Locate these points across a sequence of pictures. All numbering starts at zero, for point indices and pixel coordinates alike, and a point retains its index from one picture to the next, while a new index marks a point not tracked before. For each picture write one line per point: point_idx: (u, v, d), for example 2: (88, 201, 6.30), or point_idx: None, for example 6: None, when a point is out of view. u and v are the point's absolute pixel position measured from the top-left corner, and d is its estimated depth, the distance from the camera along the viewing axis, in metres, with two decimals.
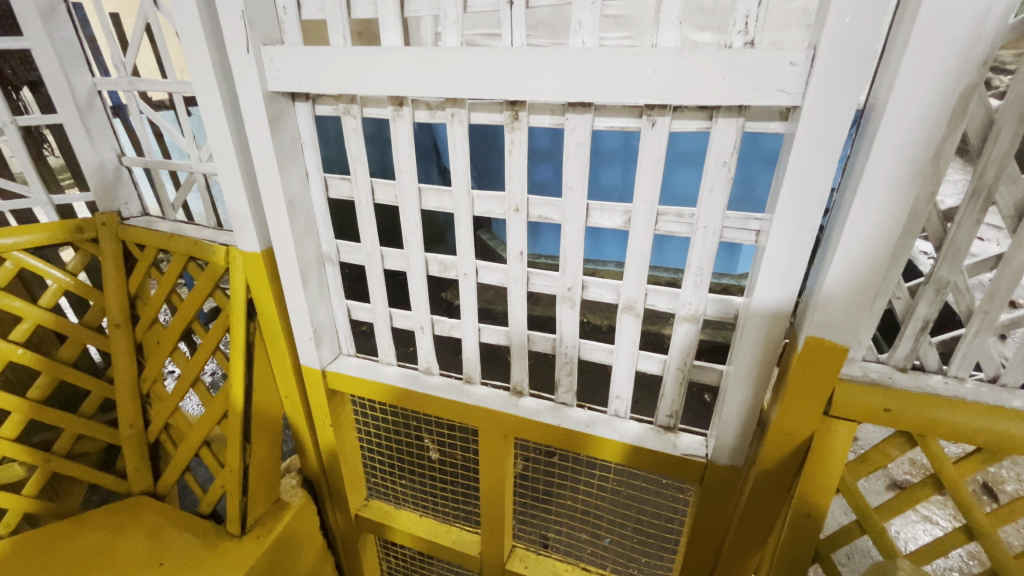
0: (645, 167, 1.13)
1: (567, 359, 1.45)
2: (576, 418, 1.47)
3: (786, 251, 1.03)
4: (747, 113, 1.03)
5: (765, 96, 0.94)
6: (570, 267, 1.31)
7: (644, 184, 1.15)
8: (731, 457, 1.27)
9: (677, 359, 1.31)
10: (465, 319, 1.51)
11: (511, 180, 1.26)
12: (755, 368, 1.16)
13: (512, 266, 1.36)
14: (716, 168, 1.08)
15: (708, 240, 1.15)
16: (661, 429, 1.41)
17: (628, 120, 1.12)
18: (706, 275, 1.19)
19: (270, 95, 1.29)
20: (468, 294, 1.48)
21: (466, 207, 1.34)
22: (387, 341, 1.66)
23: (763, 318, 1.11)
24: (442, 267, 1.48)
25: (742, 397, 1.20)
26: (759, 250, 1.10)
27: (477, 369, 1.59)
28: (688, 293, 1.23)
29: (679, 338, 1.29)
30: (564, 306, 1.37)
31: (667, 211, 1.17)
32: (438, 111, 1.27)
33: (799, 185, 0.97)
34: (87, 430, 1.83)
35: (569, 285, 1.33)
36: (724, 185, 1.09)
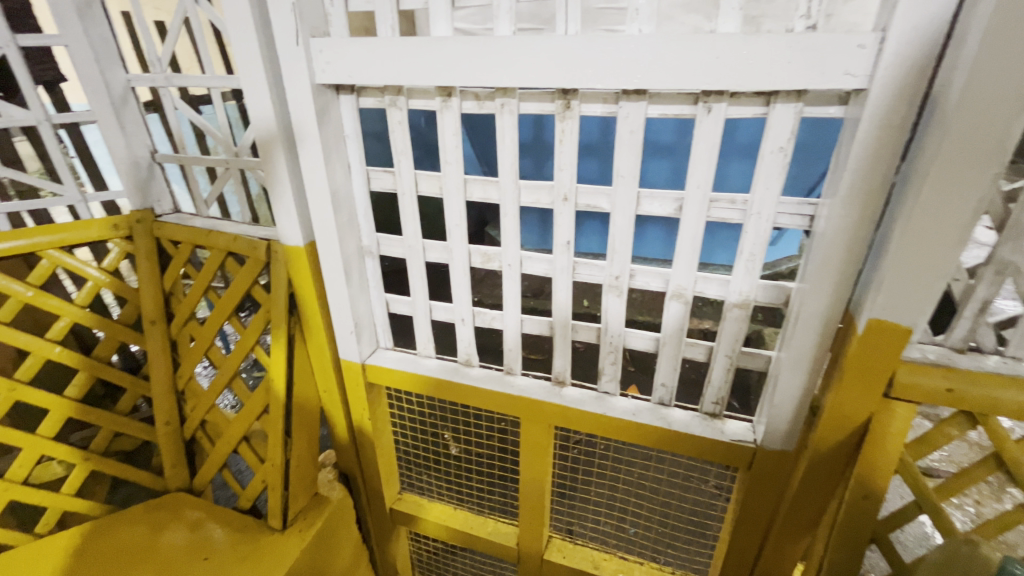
0: (700, 153, 1.13)
1: (612, 348, 1.45)
2: (622, 406, 1.48)
3: (844, 235, 1.03)
4: (804, 99, 1.03)
5: (831, 79, 0.95)
6: (618, 256, 1.32)
7: (698, 171, 1.15)
8: (782, 442, 1.29)
9: (727, 348, 1.33)
10: (508, 310, 1.52)
11: (561, 169, 1.26)
12: (810, 353, 1.17)
13: (559, 256, 1.37)
14: (772, 153, 1.09)
15: (762, 226, 1.16)
16: (707, 416, 1.43)
17: (682, 107, 1.13)
18: (758, 261, 1.20)
19: (317, 87, 1.29)
20: (512, 285, 1.48)
21: (513, 198, 1.34)
22: (427, 333, 1.67)
23: (817, 302, 1.11)
24: (485, 259, 1.48)
25: (795, 383, 1.21)
26: (814, 235, 1.11)
27: (518, 360, 1.60)
28: (737, 281, 1.23)
29: (729, 327, 1.29)
30: (610, 295, 1.38)
31: (719, 197, 1.18)
32: (487, 101, 1.27)
33: (863, 167, 0.97)
34: (124, 427, 1.83)
35: (616, 274, 1.34)
36: (780, 170, 1.10)
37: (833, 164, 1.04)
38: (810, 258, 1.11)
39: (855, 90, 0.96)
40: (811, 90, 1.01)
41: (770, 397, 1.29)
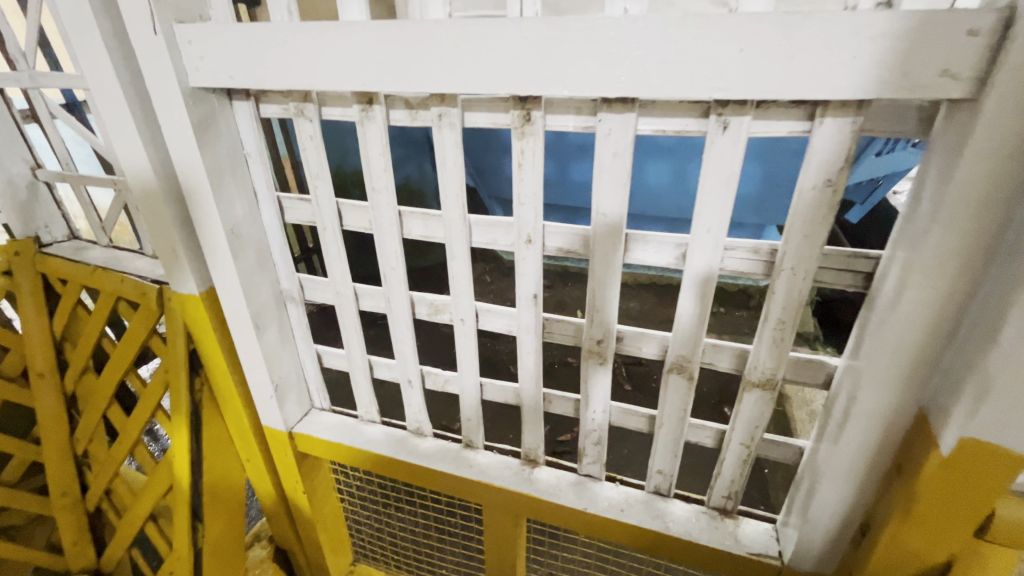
0: (710, 187, 0.81)
1: (594, 426, 1.14)
2: (607, 498, 1.16)
3: (919, 314, 0.70)
4: (866, 113, 0.70)
5: (918, 85, 0.61)
6: (600, 315, 1.00)
7: (707, 210, 0.83)
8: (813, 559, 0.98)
9: (742, 437, 1.01)
10: (463, 372, 1.21)
11: (521, 204, 0.93)
12: (863, 462, 0.84)
13: (522, 313, 1.05)
14: (814, 190, 0.76)
15: (796, 286, 0.84)
16: (715, 514, 1.12)
17: (685, 122, 0.80)
18: (789, 332, 0.88)
19: (194, 93, 0.96)
20: (465, 344, 1.16)
21: (460, 237, 1.02)
22: (368, 394, 1.35)
23: (875, 399, 0.79)
24: (431, 312, 1.16)
25: (840, 494, 0.89)
26: (872, 302, 0.78)
27: (479, 432, 1.28)
28: (755, 356, 0.92)
29: (746, 411, 0.98)
30: (590, 363, 1.06)
31: (735, 244, 0.86)
32: (421, 111, 0.94)
33: (957, 221, 0.64)
34: (10, 503, 1.49)
35: (598, 337, 1.02)
36: (824, 212, 0.77)
37: (907, 207, 0.71)
38: (867, 336, 0.78)
39: (951, 102, 0.63)
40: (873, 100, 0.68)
41: (803, 504, 0.97)
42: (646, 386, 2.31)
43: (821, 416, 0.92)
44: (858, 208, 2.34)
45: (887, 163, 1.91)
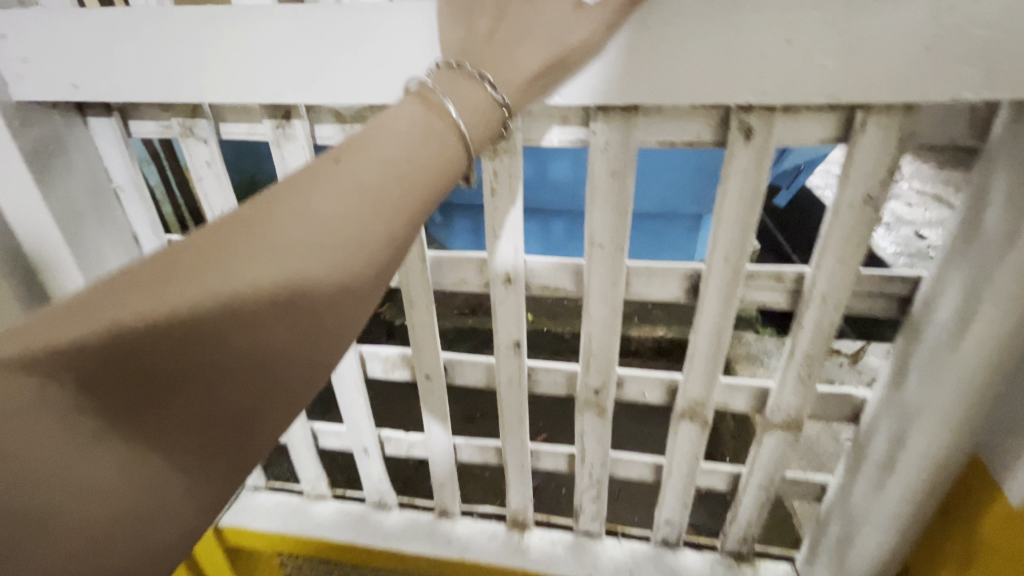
0: (729, 208, 0.67)
1: (592, 481, 0.98)
2: (612, 561, 1.02)
3: (981, 345, 0.60)
4: (914, 118, 0.59)
5: (1003, 82, 0.49)
6: (597, 361, 0.84)
7: (725, 234, 0.69)
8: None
9: (761, 481, 0.90)
10: (432, 434, 1.00)
11: (497, 237, 0.75)
12: (906, 512, 0.74)
13: (503, 364, 0.87)
14: (852, 207, 0.64)
15: (827, 316, 0.72)
16: (731, 561, 1.01)
17: (696, 135, 0.65)
18: (818, 366, 0.76)
19: (21, 109, 0.67)
20: (432, 403, 0.96)
21: (420, 281, 0.81)
22: (315, 468, 1.11)
23: (922, 442, 0.68)
24: (387, 369, 0.95)
25: (877, 545, 0.79)
26: (915, 333, 0.67)
27: (455, 498, 1.09)
28: (778, 395, 0.80)
29: (766, 454, 0.86)
30: (587, 415, 0.90)
31: (758, 271, 0.73)
32: (358, 124, 0.71)
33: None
34: None
35: (596, 385, 0.86)
36: (862, 231, 0.66)
37: (960, 223, 0.61)
38: (912, 370, 0.68)
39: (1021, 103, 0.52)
40: (925, 103, 0.56)
41: (832, 552, 0.87)
42: None
43: (849, 454, 0.82)
44: None
45: None
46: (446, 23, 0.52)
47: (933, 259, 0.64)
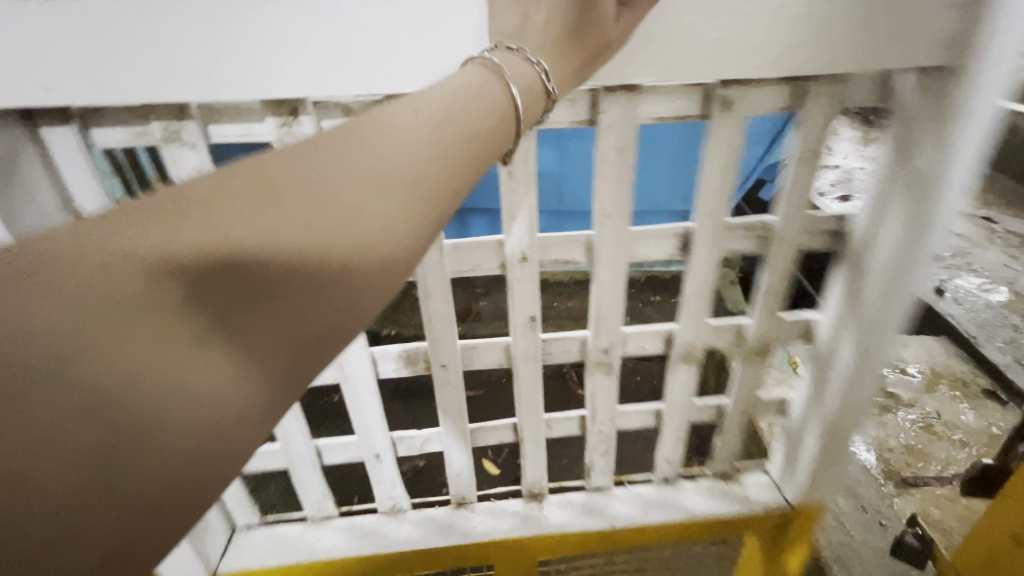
0: (711, 171, 0.79)
1: (603, 437, 1.07)
2: (625, 505, 1.13)
3: (902, 242, 0.80)
4: (846, 88, 0.74)
5: (909, 53, 0.65)
6: (605, 324, 0.92)
7: (708, 194, 0.81)
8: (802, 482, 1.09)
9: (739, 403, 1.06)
10: (448, 427, 1.01)
11: (516, 219, 0.79)
12: (850, 397, 0.95)
13: (518, 342, 0.92)
14: (804, 160, 0.79)
15: (786, 253, 0.88)
16: (722, 481, 1.16)
17: (681, 111, 0.76)
18: (782, 295, 0.92)
19: None
20: (448, 395, 0.97)
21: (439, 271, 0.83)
22: (319, 488, 1.06)
23: (864, 322, 0.88)
24: (401, 366, 0.94)
25: (845, 420, 0.97)
26: (858, 251, 0.86)
27: (468, 487, 1.10)
28: (754, 326, 0.95)
29: (746, 376, 1.02)
30: (596, 375, 0.98)
31: (736, 225, 0.85)
32: None
33: (931, 164, 0.74)
34: None
35: (606, 347, 0.95)
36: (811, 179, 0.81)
37: (888, 157, 0.78)
38: (862, 276, 0.86)
39: (921, 71, 0.70)
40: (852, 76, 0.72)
41: (808, 445, 1.05)
42: None
43: (812, 358, 1.01)
44: None
45: None
46: (491, 12, 0.55)
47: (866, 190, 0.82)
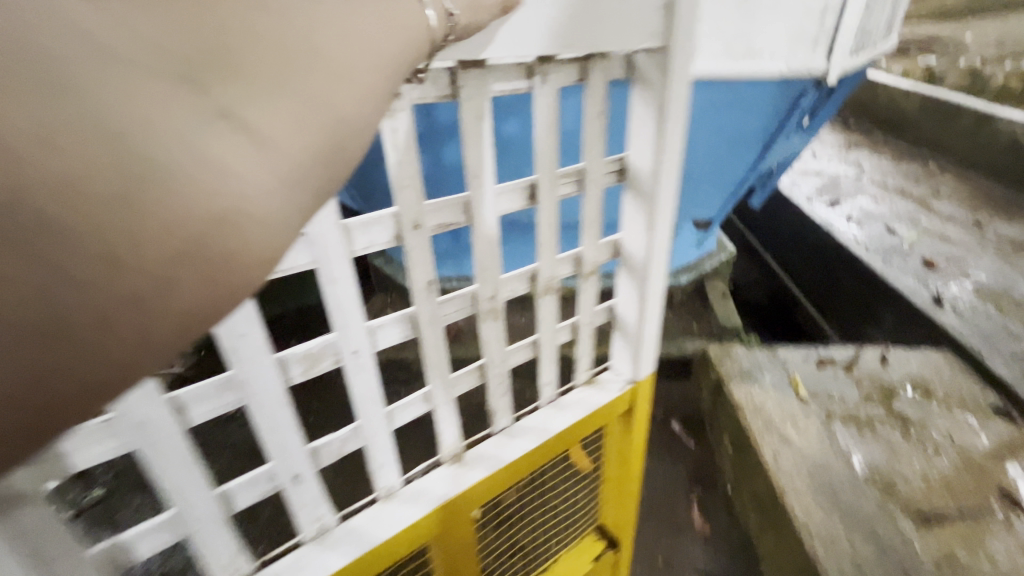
0: (541, 134, 0.99)
1: (498, 375, 1.21)
2: (522, 438, 1.32)
3: (665, 167, 1.12)
4: (610, 63, 1.02)
5: (639, 38, 0.95)
6: (488, 274, 1.05)
7: (544, 149, 1.01)
8: (631, 371, 1.46)
9: (591, 312, 1.33)
10: (369, 414, 1.01)
11: (403, 188, 0.85)
12: (633, 305, 1.33)
13: (420, 306, 0.99)
14: (595, 119, 1.04)
15: (597, 190, 1.13)
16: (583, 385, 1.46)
17: (513, 83, 0.94)
18: (597, 227, 1.18)
19: None
20: (365, 377, 0.97)
21: (338, 253, 0.82)
22: (230, 544, 0.93)
23: (659, 233, 1.21)
24: (309, 371, 0.90)
25: (649, 313, 1.34)
26: (641, 181, 1.15)
27: (393, 464, 1.13)
28: (589, 249, 1.21)
29: (586, 295, 1.29)
30: (487, 321, 1.11)
31: (569, 171, 1.08)
32: None
33: (653, 115, 1.06)
34: None
35: (491, 292, 1.08)
36: (601, 132, 1.06)
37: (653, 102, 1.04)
38: (649, 194, 1.15)
39: (647, 49, 1.01)
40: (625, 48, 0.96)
41: (620, 335, 1.43)
42: None
43: (633, 269, 1.29)
44: (758, 194, 2.68)
45: (785, 150, 2.20)
46: None
47: (643, 129, 1.10)
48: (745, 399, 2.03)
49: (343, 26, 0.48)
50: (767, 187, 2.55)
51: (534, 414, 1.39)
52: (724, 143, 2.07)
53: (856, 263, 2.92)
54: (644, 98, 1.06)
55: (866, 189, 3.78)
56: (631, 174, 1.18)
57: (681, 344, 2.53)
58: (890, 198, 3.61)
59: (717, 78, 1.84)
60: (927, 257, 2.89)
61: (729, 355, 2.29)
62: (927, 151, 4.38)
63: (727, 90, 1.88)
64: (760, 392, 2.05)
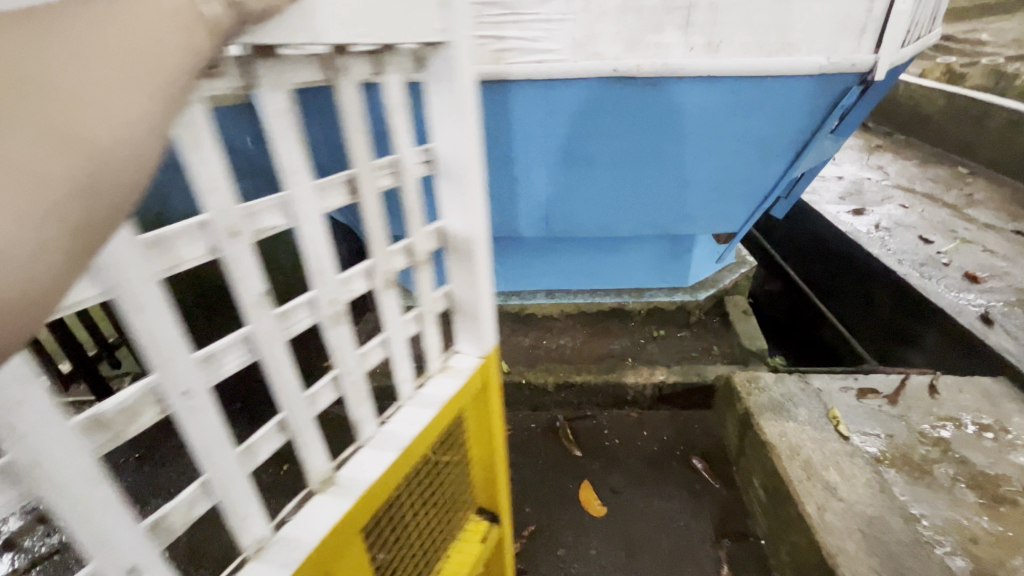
0: (353, 131, 0.80)
1: (359, 389, 0.96)
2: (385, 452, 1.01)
3: (475, 166, 1.02)
4: (404, 51, 0.88)
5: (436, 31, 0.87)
6: (321, 273, 0.81)
7: (358, 138, 0.81)
8: (481, 352, 1.24)
9: (431, 311, 1.11)
10: (220, 462, 0.73)
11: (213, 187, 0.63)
12: (470, 286, 1.15)
13: (258, 325, 0.73)
14: (398, 112, 0.89)
15: (414, 181, 0.95)
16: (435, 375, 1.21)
17: (313, 78, 0.73)
18: (416, 211, 0.98)
19: None
20: (205, 424, 0.70)
21: (146, 273, 0.59)
22: None
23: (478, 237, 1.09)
24: (117, 438, 0.61)
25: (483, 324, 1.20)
26: (453, 174, 1.02)
27: (260, 510, 0.83)
28: (417, 241, 1.00)
29: (423, 285, 1.06)
30: (338, 328, 0.87)
31: (383, 162, 0.89)
32: None
33: (464, 114, 0.97)
34: None
35: (334, 296, 0.84)
36: (405, 116, 0.91)
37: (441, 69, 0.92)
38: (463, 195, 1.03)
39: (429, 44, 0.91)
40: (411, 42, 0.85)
41: (464, 338, 1.24)
42: (598, 446, 2.21)
43: (463, 273, 1.13)
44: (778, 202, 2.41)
45: (815, 156, 1.92)
46: None
47: (449, 127, 0.98)
48: (779, 438, 1.79)
49: (103, 22, 0.40)
50: (791, 194, 2.28)
51: (397, 412, 1.10)
52: (753, 149, 1.85)
53: (889, 278, 2.67)
54: (437, 89, 0.95)
55: (894, 196, 3.53)
56: (440, 170, 1.03)
57: (701, 370, 2.30)
58: (920, 206, 3.36)
59: (746, 74, 1.62)
60: (969, 270, 2.64)
61: (757, 386, 2.05)
62: (958, 155, 4.11)
63: (758, 90, 1.66)
64: (795, 430, 1.81)
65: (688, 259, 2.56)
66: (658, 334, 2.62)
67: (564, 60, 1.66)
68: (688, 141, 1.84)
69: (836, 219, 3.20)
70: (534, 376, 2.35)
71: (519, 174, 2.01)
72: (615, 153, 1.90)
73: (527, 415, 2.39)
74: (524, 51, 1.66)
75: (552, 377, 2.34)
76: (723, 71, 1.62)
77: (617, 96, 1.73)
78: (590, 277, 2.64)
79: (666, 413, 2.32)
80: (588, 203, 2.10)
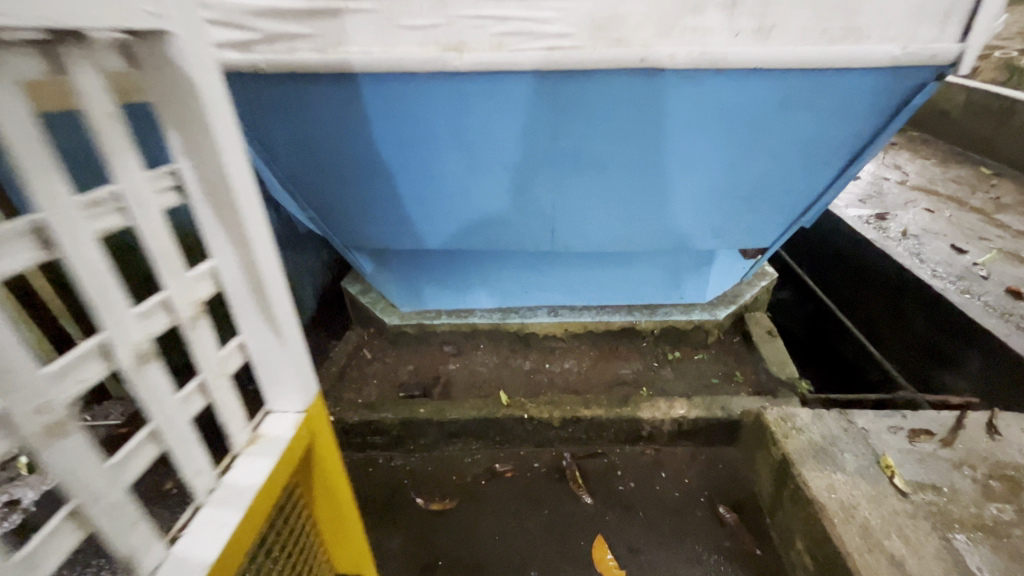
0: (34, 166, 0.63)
1: (127, 487, 0.77)
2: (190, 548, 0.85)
3: (246, 187, 0.91)
4: (98, 51, 0.71)
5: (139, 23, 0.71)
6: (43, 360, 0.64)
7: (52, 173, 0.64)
8: (303, 403, 1.13)
9: (221, 378, 0.96)
10: None
11: None
12: (271, 336, 1.03)
13: None
14: (112, 139, 0.73)
15: (157, 224, 0.81)
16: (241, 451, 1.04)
17: None
18: (170, 260, 0.83)
19: None
20: (68, 446, 0.68)
21: None
22: None
23: (267, 265, 0.97)
24: None
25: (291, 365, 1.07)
26: (215, 204, 0.89)
27: None
28: (178, 295, 0.85)
29: (206, 346, 0.92)
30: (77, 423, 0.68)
31: (96, 199, 0.72)
32: None
33: (219, 126, 0.85)
34: None
35: (66, 379, 0.67)
36: (126, 144, 0.75)
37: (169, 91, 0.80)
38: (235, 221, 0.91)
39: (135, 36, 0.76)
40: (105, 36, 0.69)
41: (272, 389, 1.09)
42: (610, 491, 1.94)
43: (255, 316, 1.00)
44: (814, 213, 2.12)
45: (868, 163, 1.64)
46: None
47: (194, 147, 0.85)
48: (826, 494, 1.54)
49: None
50: None
51: (194, 517, 0.91)
52: (799, 154, 1.58)
53: (923, 293, 2.44)
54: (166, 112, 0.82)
55: (917, 199, 3.30)
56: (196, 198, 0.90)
57: (726, 404, 2.03)
58: (947, 211, 3.13)
59: (804, 66, 1.36)
60: (1012, 284, 2.41)
61: (795, 426, 1.79)
62: (979, 155, 3.89)
63: (813, 86, 1.41)
64: (845, 485, 1.56)
65: (707, 273, 2.25)
66: (673, 357, 2.37)
67: (580, 46, 1.38)
68: (721, 145, 1.58)
69: (860, 225, 2.95)
70: (536, 409, 2.07)
71: (523, 181, 1.73)
72: (635, 158, 1.63)
73: (529, 453, 2.12)
74: (533, 36, 1.39)
75: (557, 412, 2.06)
76: (773, 63, 1.35)
77: (643, 91, 1.47)
78: (597, 293, 2.33)
79: (685, 450, 2.07)
80: (598, 211, 1.80)
